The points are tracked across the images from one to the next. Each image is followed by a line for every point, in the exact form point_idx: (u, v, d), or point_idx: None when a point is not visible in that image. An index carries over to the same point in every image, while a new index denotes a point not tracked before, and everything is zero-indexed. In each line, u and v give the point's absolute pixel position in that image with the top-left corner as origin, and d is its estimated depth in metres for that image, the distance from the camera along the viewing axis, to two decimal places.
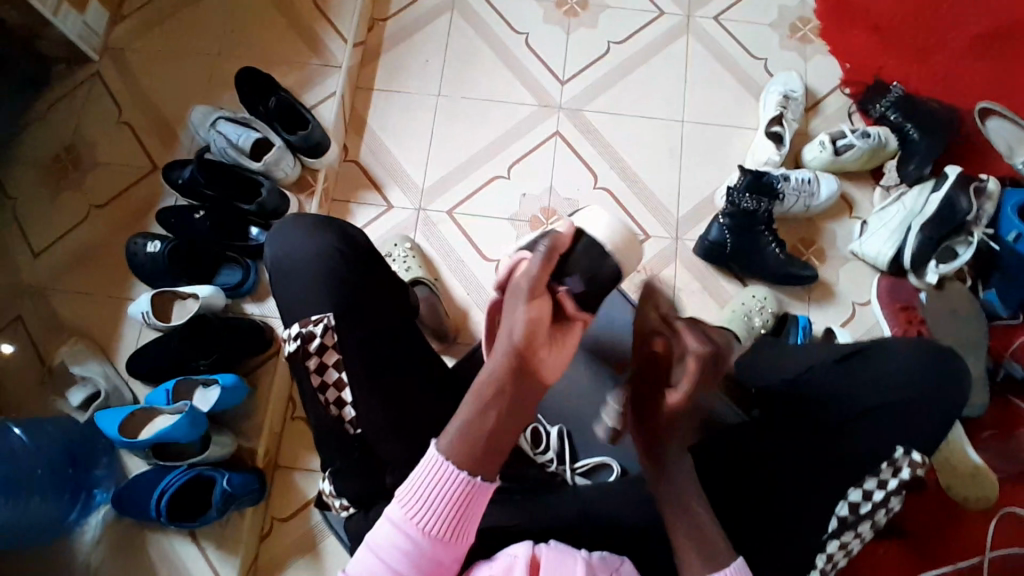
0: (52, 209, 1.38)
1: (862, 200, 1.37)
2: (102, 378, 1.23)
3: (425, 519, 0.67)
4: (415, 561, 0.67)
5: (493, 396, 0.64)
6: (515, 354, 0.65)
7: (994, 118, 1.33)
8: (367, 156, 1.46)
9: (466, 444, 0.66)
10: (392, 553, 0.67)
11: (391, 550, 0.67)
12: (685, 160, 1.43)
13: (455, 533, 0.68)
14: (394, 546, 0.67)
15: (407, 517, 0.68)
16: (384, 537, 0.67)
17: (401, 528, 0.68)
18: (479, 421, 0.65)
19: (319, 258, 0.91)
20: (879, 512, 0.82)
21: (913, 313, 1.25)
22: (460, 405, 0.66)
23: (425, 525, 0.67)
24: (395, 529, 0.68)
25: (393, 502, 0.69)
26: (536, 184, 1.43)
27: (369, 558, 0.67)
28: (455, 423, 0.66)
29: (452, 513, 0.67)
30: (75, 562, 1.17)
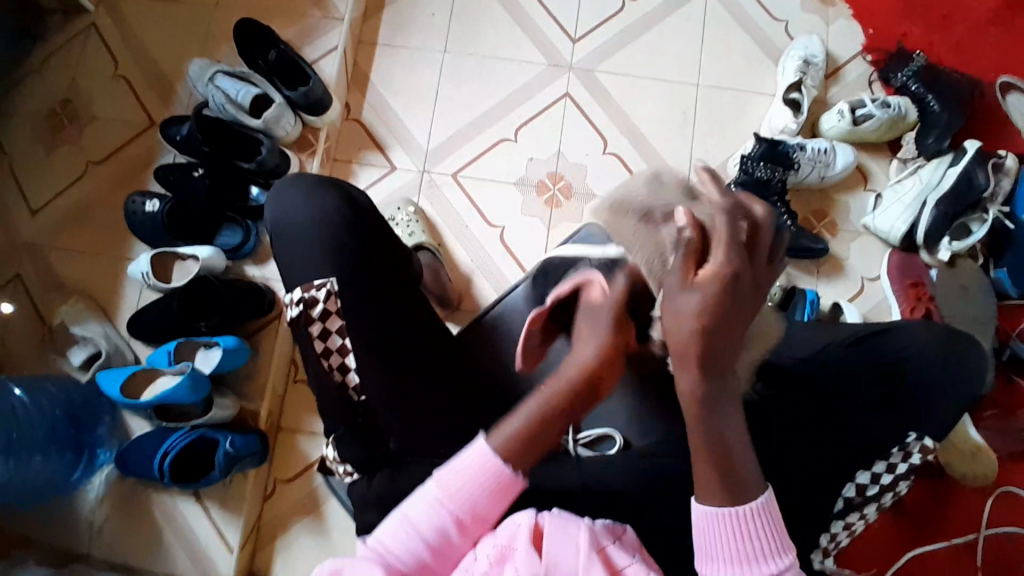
0: (48, 166, 1.35)
1: (878, 171, 1.34)
2: (103, 338, 1.23)
3: (462, 499, 0.69)
4: (440, 540, 0.68)
5: (556, 406, 0.72)
6: (590, 374, 0.72)
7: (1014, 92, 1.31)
8: (370, 114, 1.42)
9: (513, 442, 0.70)
10: (425, 527, 0.68)
11: (423, 525, 0.68)
12: (698, 126, 1.39)
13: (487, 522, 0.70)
14: (428, 521, 0.68)
15: (446, 494, 0.69)
16: (420, 510, 0.69)
17: (438, 507, 0.69)
18: (529, 431, 0.71)
19: (323, 224, 0.89)
20: (887, 495, 0.84)
21: (923, 290, 1.22)
22: (518, 408, 0.72)
23: (461, 508, 0.69)
24: (431, 506, 0.69)
25: (433, 479, 0.70)
26: (544, 149, 1.39)
27: (399, 526, 0.68)
28: (512, 423, 0.71)
29: (489, 500, 0.69)
30: (81, 519, 1.18)
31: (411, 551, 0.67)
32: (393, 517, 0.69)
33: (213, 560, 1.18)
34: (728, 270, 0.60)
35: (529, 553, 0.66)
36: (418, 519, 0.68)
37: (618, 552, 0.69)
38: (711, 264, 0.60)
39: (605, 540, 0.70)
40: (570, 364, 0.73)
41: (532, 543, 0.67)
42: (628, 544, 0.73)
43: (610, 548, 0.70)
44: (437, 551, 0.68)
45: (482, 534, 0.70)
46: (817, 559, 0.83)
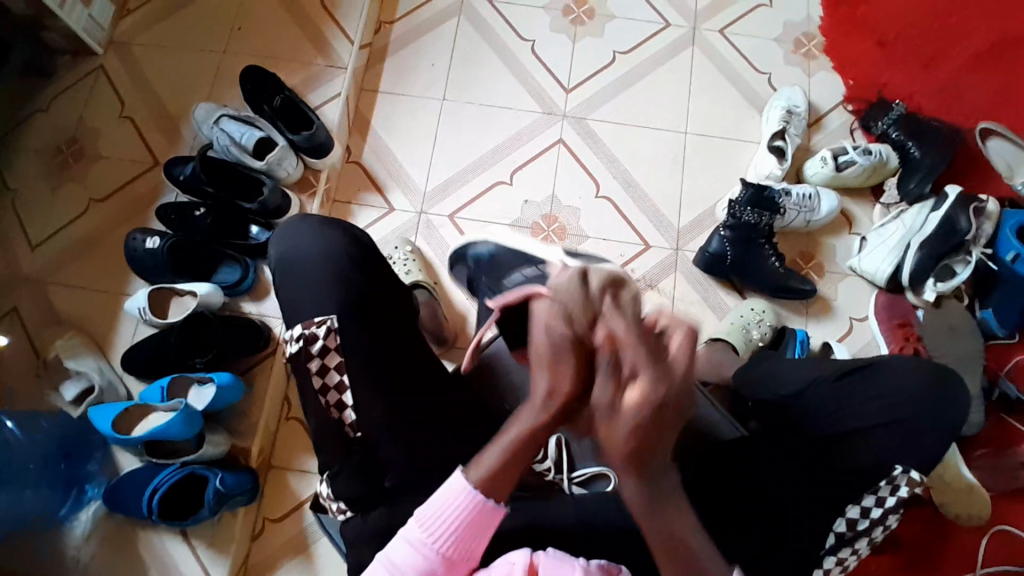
0: (52, 202, 1.37)
1: (862, 216, 1.38)
2: (96, 374, 1.23)
3: (442, 539, 0.69)
4: None
5: (525, 441, 0.64)
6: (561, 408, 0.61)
7: (995, 137, 1.34)
8: (370, 157, 1.46)
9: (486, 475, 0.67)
10: (410, 570, 0.69)
11: (407, 569, 0.69)
12: (687, 171, 1.43)
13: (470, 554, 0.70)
14: (410, 565, 0.69)
15: (424, 536, 0.69)
16: (400, 555, 0.69)
17: (419, 548, 0.69)
18: (505, 463, 0.66)
19: (323, 259, 0.91)
20: (877, 529, 0.83)
21: (910, 330, 1.26)
22: (495, 439, 0.66)
23: (442, 548, 0.69)
24: (413, 549, 0.69)
25: (413, 520, 0.70)
26: (538, 191, 1.43)
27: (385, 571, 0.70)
28: (488, 458, 0.67)
29: (466, 534, 0.69)
30: (67, 557, 1.14)
31: None
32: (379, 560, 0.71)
33: None
34: (656, 395, 0.54)
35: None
36: (400, 562, 0.69)
37: None
38: (635, 385, 0.54)
39: None
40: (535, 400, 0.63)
41: None
42: None
43: None
44: None
45: (465, 566, 0.71)
46: None
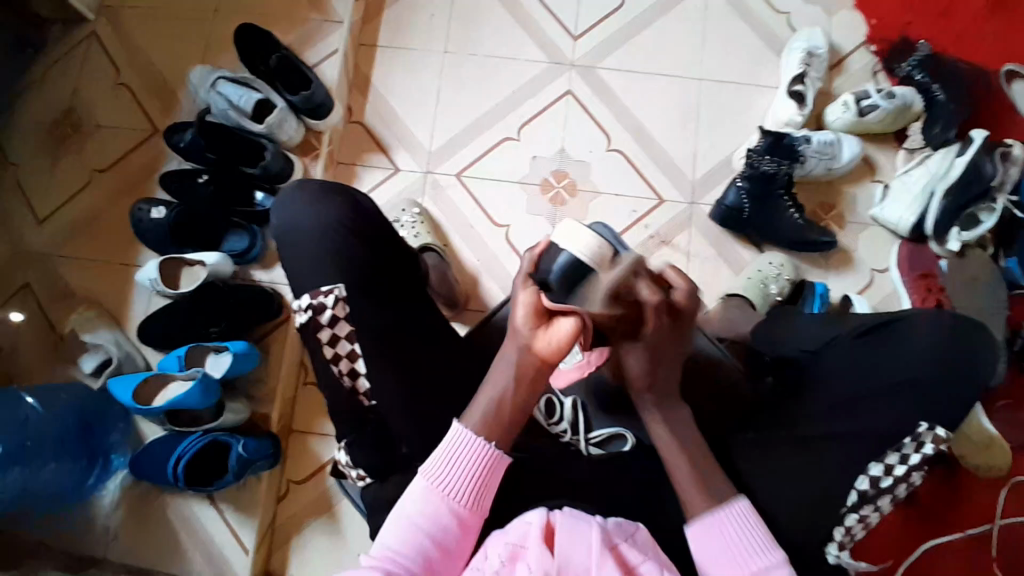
0: (54, 176, 1.35)
1: (885, 162, 1.33)
2: (113, 345, 1.23)
3: (452, 487, 0.75)
4: (437, 531, 0.73)
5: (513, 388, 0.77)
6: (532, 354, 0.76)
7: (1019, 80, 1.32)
8: (372, 117, 1.42)
9: (488, 421, 0.76)
10: (420, 516, 0.73)
11: (419, 517, 0.73)
12: (702, 120, 1.38)
13: (477, 509, 0.75)
14: (424, 514, 0.73)
15: (436, 486, 0.75)
16: (410, 506, 0.74)
17: (427, 497, 0.74)
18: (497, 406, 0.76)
19: (325, 228, 0.89)
20: (901, 488, 0.77)
21: (933, 281, 1.22)
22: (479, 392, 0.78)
23: (450, 495, 0.74)
24: (424, 499, 0.74)
25: (422, 477, 0.76)
26: (548, 146, 1.39)
27: (398, 523, 0.73)
28: (477, 409, 0.77)
29: (473, 484, 0.75)
30: (96, 524, 1.19)
31: (414, 543, 0.72)
32: (392, 514, 0.74)
33: (230, 564, 1.18)
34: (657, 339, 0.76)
35: (541, 552, 0.68)
36: (414, 510, 0.73)
37: (631, 551, 0.71)
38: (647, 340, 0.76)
39: (617, 540, 0.71)
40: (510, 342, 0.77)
41: (544, 541, 0.70)
42: (642, 539, 0.74)
43: (622, 544, 0.71)
44: (437, 540, 0.73)
45: (471, 525, 0.75)
46: (833, 553, 0.77)
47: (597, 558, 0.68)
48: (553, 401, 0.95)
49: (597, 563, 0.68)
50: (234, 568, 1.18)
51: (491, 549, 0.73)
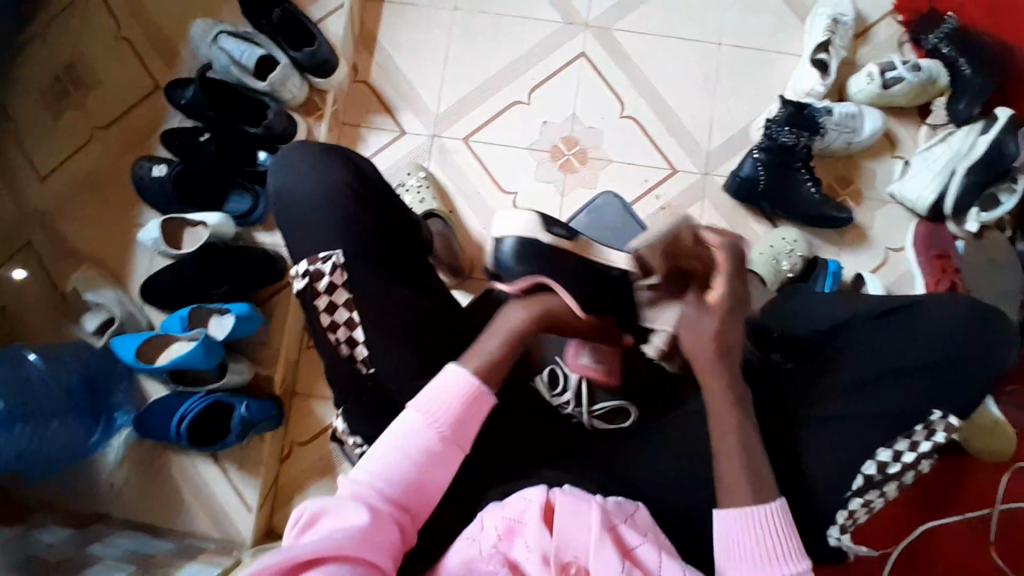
0: (53, 131, 1.33)
1: (906, 137, 1.29)
2: (116, 305, 1.23)
3: (441, 419, 0.73)
4: (426, 459, 0.72)
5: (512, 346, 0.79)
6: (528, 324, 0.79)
7: None
8: (378, 76, 1.38)
9: (484, 364, 0.77)
10: (409, 445, 0.72)
11: (408, 444, 0.72)
12: (720, 88, 1.33)
13: (464, 442, 0.74)
14: (412, 444, 0.72)
15: (426, 419, 0.73)
16: (398, 434, 0.73)
17: (416, 427, 0.73)
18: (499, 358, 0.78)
19: (326, 194, 0.87)
20: (908, 474, 0.77)
21: (949, 262, 1.18)
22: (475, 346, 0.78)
23: (439, 427, 0.73)
24: (412, 428, 0.73)
25: (409, 407, 0.74)
26: (558, 112, 1.35)
27: (385, 451, 0.72)
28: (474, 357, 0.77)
29: (463, 417, 0.74)
30: (100, 482, 1.21)
31: (401, 470, 0.71)
32: (377, 444, 0.73)
33: (234, 522, 1.20)
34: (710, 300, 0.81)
35: (540, 529, 0.70)
36: (401, 442, 0.72)
37: (629, 532, 0.71)
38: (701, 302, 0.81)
39: (616, 520, 0.72)
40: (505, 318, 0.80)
41: (543, 518, 0.71)
42: (641, 522, 0.74)
43: (620, 526, 0.72)
44: (426, 467, 0.72)
45: (457, 458, 0.74)
46: (834, 535, 0.77)
47: (596, 538, 0.69)
48: (556, 369, 0.87)
49: (597, 543, 0.68)
50: (238, 525, 1.20)
51: (486, 521, 0.73)
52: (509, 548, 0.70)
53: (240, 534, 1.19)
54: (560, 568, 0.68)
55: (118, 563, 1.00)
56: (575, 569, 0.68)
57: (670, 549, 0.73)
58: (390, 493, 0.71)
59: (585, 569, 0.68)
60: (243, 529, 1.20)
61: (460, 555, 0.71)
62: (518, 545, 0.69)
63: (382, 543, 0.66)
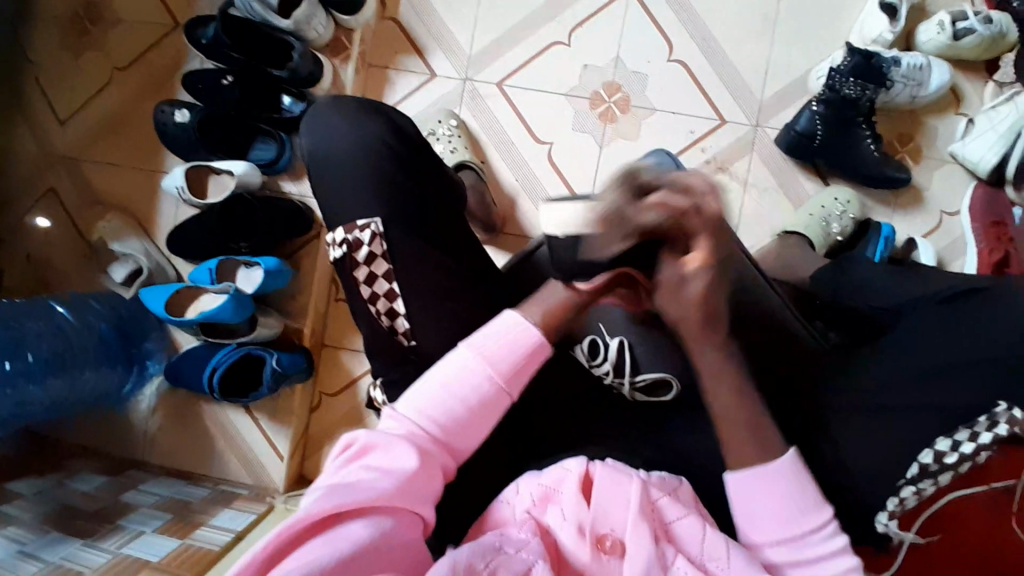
0: (70, 71, 1.27)
1: (972, 93, 1.20)
2: (144, 256, 1.21)
3: (502, 368, 0.72)
4: (481, 405, 0.71)
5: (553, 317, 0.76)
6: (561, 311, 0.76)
7: None
8: (407, 13, 1.30)
9: (544, 318, 0.75)
10: (468, 389, 0.71)
11: (465, 387, 0.71)
12: (777, 32, 1.24)
13: (516, 391, 0.73)
14: (469, 389, 0.71)
15: (484, 364, 0.72)
16: (458, 376, 0.71)
17: (476, 371, 0.71)
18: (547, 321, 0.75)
19: (365, 152, 0.83)
20: (968, 465, 0.72)
21: (1006, 230, 1.12)
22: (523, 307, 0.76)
23: (500, 375, 0.72)
24: (471, 373, 0.71)
25: (471, 350, 0.72)
26: (600, 54, 1.27)
27: (442, 390, 0.71)
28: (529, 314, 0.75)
29: (524, 369, 0.73)
30: (136, 427, 1.24)
31: (455, 413, 0.70)
32: (432, 383, 0.71)
33: (266, 469, 1.22)
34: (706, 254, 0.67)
35: (576, 500, 0.68)
36: (457, 385, 0.71)
37: (670, 505, 0.69)
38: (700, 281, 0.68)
39: (655, 494, 0.69)
40: (535, 304, 0.76)
41: (580, 490, 0.69)
42: (684, 497, 0.72)
43: (659, 496, 0.69)
44: (479, 413, 0.71)
45: (504, 408, 0.73)
46: (881, 521, 0.75)
47: (633, 513, 0.66)
48: (597, 339, 0.84)
49: (633, 518, 0.66)
50: (270, 473, 1.22)
51: (521, 486, 0.71)
52: (543, 514, 0.69)
53: (273, 482, 1.22)
54: (595, 539, 0.66)
55: (154, 511, 1.03)
56: (611, 542, 0.66)
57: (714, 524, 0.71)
58: (439, 436, 0.70)
59: (621, 542, 0.66)
60: (276, 476, 1.22)
61: (497, 517, 0.70)
62: (553, 512, 0.68)
63: (428, 488, 0.66)
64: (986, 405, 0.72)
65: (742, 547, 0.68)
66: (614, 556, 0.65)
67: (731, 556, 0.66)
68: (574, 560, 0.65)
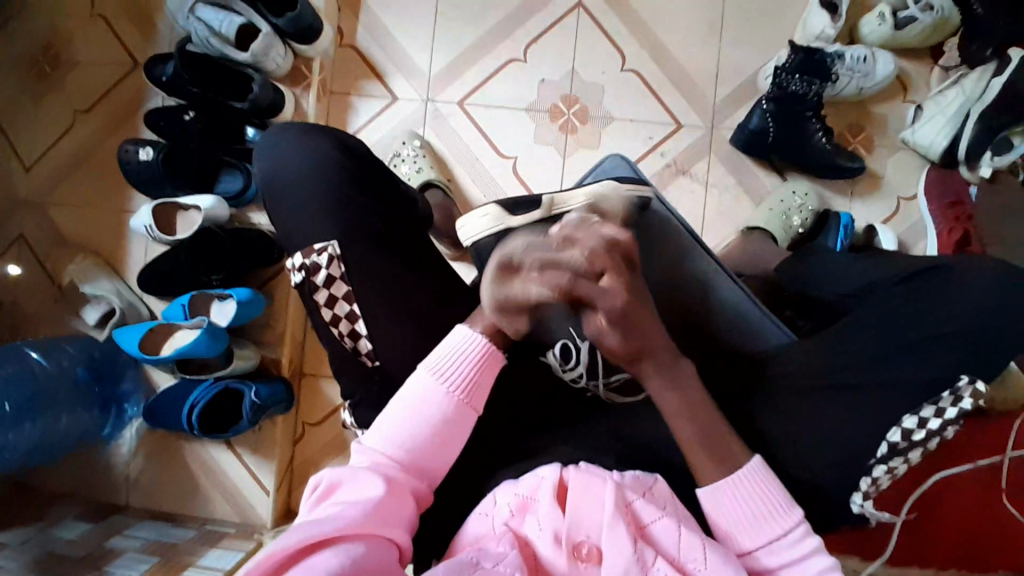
0: (31, 117, 1.27)
1: (919, 79, 1.24)
2: (115, 295, 1.20)
3: (458, 383, 0.75)
4: (442, 421, 0.74)
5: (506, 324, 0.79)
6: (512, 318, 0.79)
7: None
8: (365, 40, 1.32)
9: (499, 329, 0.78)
10: (428, 408, 0.74)
11: (423, 407, 0.73)
12: (726, 35, 1.27)
13: (478, 404, 0.76)
14: (429, 409, 0.74)
15: (441, 384, 0.74)
16: (415, 398, 0.74)
17: (432, 390, 0.74)
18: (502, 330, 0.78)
19: (318, 176, 0.84)
20: (934, 439, 0.75)
21: (964, 210, 1.15)
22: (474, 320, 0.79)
23: (456, 391, 0.75)
24: (427, 392, 0.74)
25: (425, 371, 0.75)
26: (557, 68, 1.29)
27: (401, 416, 0.73)
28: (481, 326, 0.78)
29: (479, 382, 0.76)
30: (116, 470, 1.22)
31: (416, 434, 0.73)
32: (391, 412, 0.74)
33: (251, 503, 1.21)
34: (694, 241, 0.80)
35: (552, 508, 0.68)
36: (416, 406, 0.74)
37: (646, 508, 0.68)
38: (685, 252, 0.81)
39: (631, 496, 0.69)
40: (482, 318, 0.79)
41: (556, 497, 0.70)
42: (659, 496, 0.71)
43: (635, 500, 0.69)
44: (440, 429, 0.74)
45: (468, 421, 0.76)
46: (857, 502, 0.75)
47: (608, 516, 0.66)
48: (568, 344, 0.84)
49: (609, 521, 0.66)
50: (256, 507, 1.21)
51: (499, 497, 0.72)
52: (521, 525, 0.69)
53: (259, 516, 1.21)
54: (571, 546, 0.66)
55: (138, 555, 1.01)
56: (587, 549, 0.66)
57: (692, 522, 0.71)
58: (405, 460, 0.72)
59: (597, 548, 0.66)
60: (262, 510, 1.21)
61: (474, 530, 0.70)
62: (530, 523, 0.68)
63: (399, 512, 0.67)
64: (949, 380, 0.74)
65: (721, 544, 0.68)
66: (591, 563, 0.65)
67: (707, 552, 0.66)
68: (553, 568, 0.65)
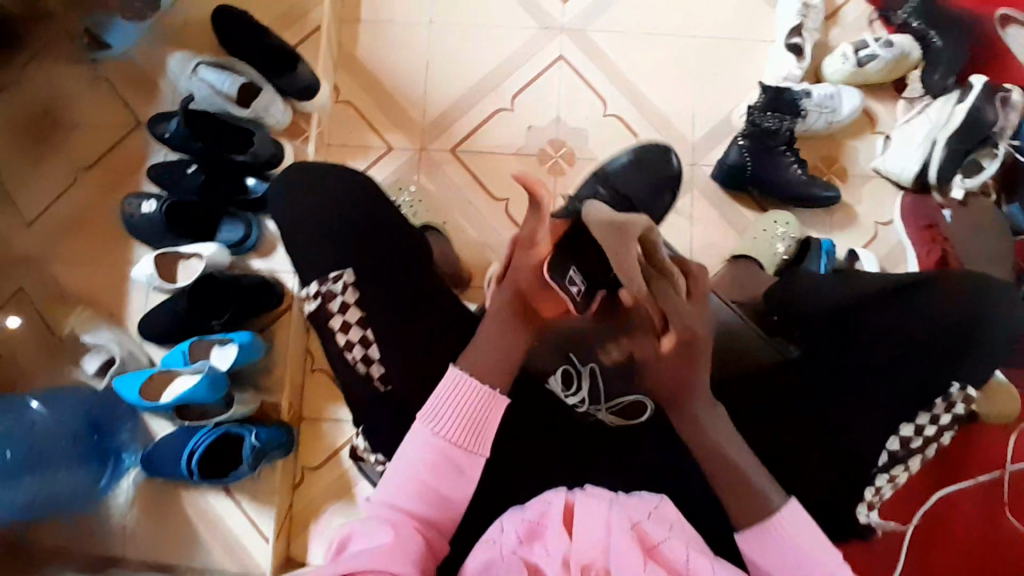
0: (34, 177, 1.31)
1: (884, 113, 1.31)
2: (116, 344, 1.22)
3: (452, 427, 0.73)
4: (440, 467, 0.72)
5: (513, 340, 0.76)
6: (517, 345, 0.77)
7: (1013, 26, 1.29)
8: (360, 97, 1.38)
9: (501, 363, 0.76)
10: (426, 456, 0.72)
11: (420, 459, 0.72)
12: (700, 79, 1.36)
13: (477, 445, 0.73)
14: (427, 458, 0.72)
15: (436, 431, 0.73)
16: (414, 449, 0.73)
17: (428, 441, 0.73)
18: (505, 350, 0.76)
19: (317, 214, 0.87)
20: (932, 446, 0.82)
21: (938, 232, 1.21)
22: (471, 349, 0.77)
23: (449, 436, 0.73)
24: (425, 443, 0.73)
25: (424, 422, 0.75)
26: (543, 113, 1.36)
27: (405, 468, 0.73)
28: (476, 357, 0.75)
29: (476, 421, 0.74)
30: (110, 525, 1.19)
31: (419, 483, 0.72)
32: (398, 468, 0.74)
33: (252, 552, 1.18)
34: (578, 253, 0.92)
35: (559, 534, 0.67)
36: (416, 458, 0.73)
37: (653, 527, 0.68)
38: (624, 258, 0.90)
39: (638, 517, 0.68)
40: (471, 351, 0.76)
41: (564, 522, 0.68)
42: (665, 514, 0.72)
43: (641, 521, 0.68)
44: (441, 474, 0.72)
45: (471, 464, 0.73)
46: (863, 512, 0.81)
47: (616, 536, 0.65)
48: (569, 369, 0.84)
49: (614, 542, 0.65)
50: (255, 556, 1.18)
51: (507, 524, 0.70)
52: (531, 552, 0.67)
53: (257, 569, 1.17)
54: (580, 570, 0.64)
55: None
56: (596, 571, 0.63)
57: (700, 543, 0.70)
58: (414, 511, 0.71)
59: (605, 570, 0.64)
60: (262, 559, 1.18)
61: (482, 559, 0.68)
62: (539, 549, 0.66)
63: (403, 553, 0.65)
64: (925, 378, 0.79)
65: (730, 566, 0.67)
66: None
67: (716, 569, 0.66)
68: None
